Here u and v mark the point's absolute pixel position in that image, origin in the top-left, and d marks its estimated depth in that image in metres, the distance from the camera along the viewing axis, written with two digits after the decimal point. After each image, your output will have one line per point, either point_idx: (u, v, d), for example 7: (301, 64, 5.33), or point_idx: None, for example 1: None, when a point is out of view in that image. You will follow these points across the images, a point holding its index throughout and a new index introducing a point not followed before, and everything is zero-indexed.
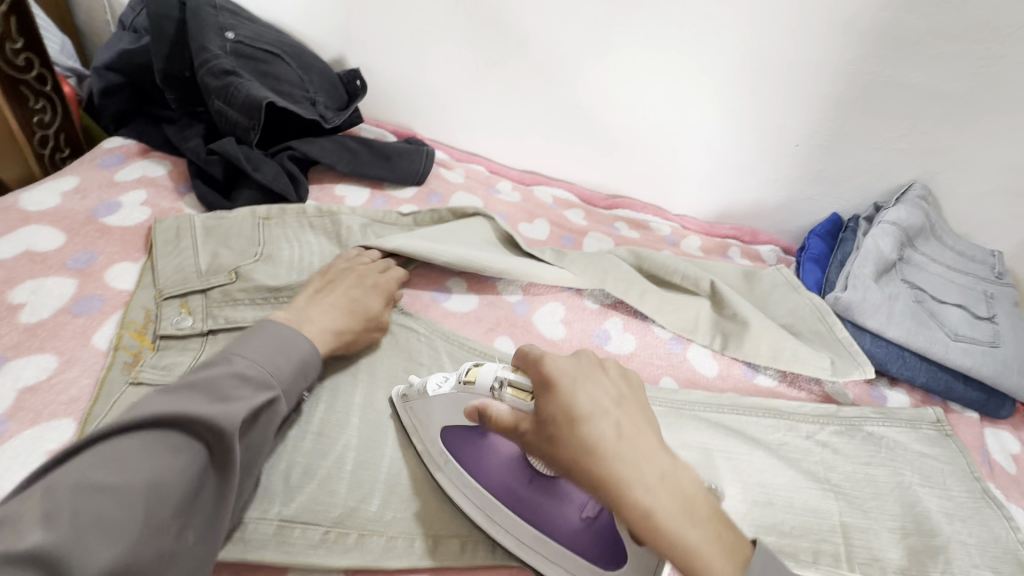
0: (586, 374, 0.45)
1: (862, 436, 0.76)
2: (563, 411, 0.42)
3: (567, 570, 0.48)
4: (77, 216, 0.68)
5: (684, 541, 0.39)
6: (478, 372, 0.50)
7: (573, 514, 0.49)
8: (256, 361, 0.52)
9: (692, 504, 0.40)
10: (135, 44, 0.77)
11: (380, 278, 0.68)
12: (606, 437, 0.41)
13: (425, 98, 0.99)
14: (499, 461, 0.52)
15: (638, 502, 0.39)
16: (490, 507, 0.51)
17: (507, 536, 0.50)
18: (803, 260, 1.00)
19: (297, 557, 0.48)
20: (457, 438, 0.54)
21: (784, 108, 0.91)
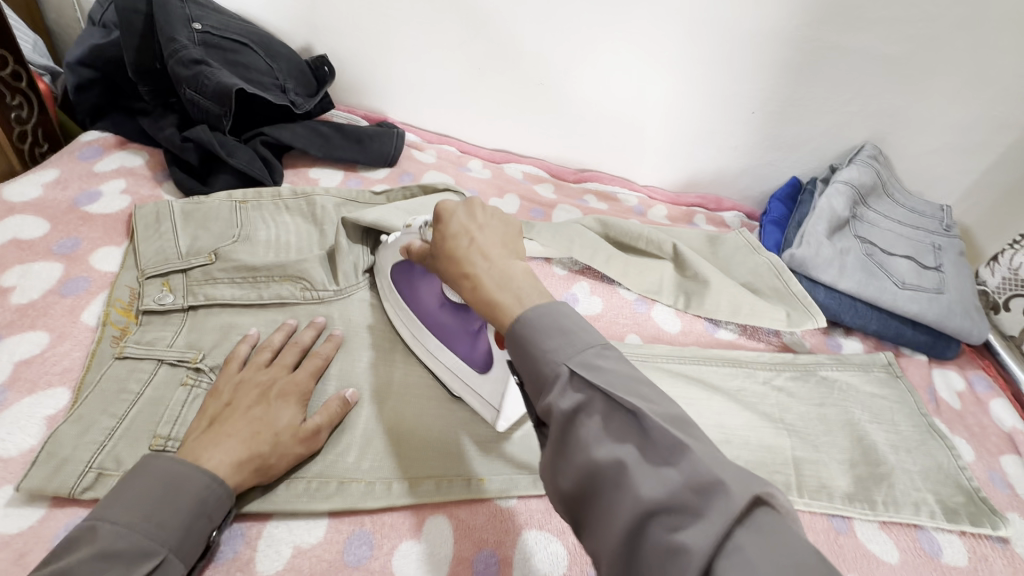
0: (464, 212, 0.50)
1: (816, 380, 0.81)
2: (438, 237, 0.50)
3: (458, 375, 0.62)
4: (60, 205, 0.71)
5: (503, 308, 0.43)
6: (415, 222, 0.63)
7: (468, 335, 0.62)
8: (132, 524, 0.42)
9: (519, 281, 0.44)
10: (105, 39, 0.79)
11: (291, 379, 0.57)
12: (464, 242, 0.48)
13: (394, 83, 1.02)
14: (429, 291, 0.63)
15: (467, 283, 0.46)
16: (411, 324, 0.65)
17: (423, 352, 0.65)
18: (765, 223, 1.05)
19: (280, 506, 0.51)
20: (399, 272, 0.66)
21: (738, 78, 0.95)
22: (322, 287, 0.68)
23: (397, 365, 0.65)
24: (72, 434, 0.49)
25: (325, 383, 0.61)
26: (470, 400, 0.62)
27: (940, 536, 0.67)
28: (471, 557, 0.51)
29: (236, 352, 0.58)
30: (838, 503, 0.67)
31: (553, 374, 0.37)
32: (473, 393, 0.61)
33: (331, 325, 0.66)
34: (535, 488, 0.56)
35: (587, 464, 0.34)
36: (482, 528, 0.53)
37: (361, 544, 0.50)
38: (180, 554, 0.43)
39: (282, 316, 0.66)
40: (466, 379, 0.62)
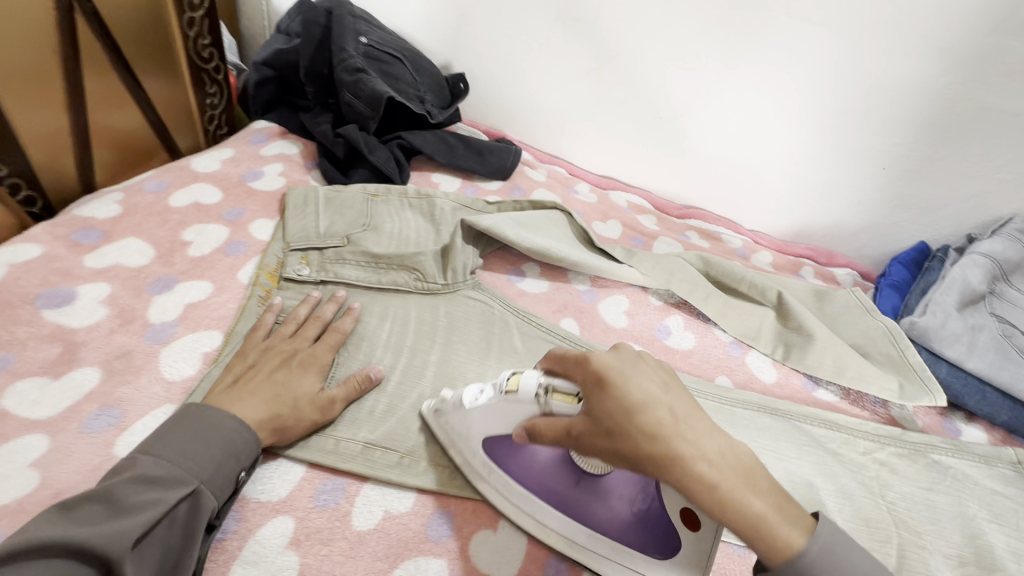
0: (633, 368, 0.43)
1: (925, 462, 0.73)
2: (618, 414, 0.41)
3: (629, 567, 0.50)
4: (232, 179, 0.83)
5: (759, 522, 0.39)
6: (521, 384, 0.47)
7: (624, 514, 0.50)
8: (168, 455, 0.46)
9: (765, 486, 0.41)
10: (287, 45, 0.92)
11: (310, 350, 0.60)
12: (665, 418, 0.40)
13: (519, 105, 1.09)
14: (545, 460, 0.53)
15: (708, 484, 0.39)
16: (540, 511, 0.52)
17: (590, 551, 0.51)
18: (881, 286, 0.98)
19: (375, 472, 0.54)
20: (499, 447, 0.52)
21: (872, 131, 0.91)
22: (433, 279, 0.74)
23: (490, 366, 0.67)
24: (220, 373, 0.56)
25: (426, 369, 0.65)
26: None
27: None
28: (541, 561, 0.52)
29: (257, 325, 0.62)
30: None
31: None
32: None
33: (434, 306, 0.72)
34: None
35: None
36: None
37: (441, 523, 0.52)
38: (212, 486, 0.46)
39: (396, 302, 0.72)
40: (640, 567, 0.50)
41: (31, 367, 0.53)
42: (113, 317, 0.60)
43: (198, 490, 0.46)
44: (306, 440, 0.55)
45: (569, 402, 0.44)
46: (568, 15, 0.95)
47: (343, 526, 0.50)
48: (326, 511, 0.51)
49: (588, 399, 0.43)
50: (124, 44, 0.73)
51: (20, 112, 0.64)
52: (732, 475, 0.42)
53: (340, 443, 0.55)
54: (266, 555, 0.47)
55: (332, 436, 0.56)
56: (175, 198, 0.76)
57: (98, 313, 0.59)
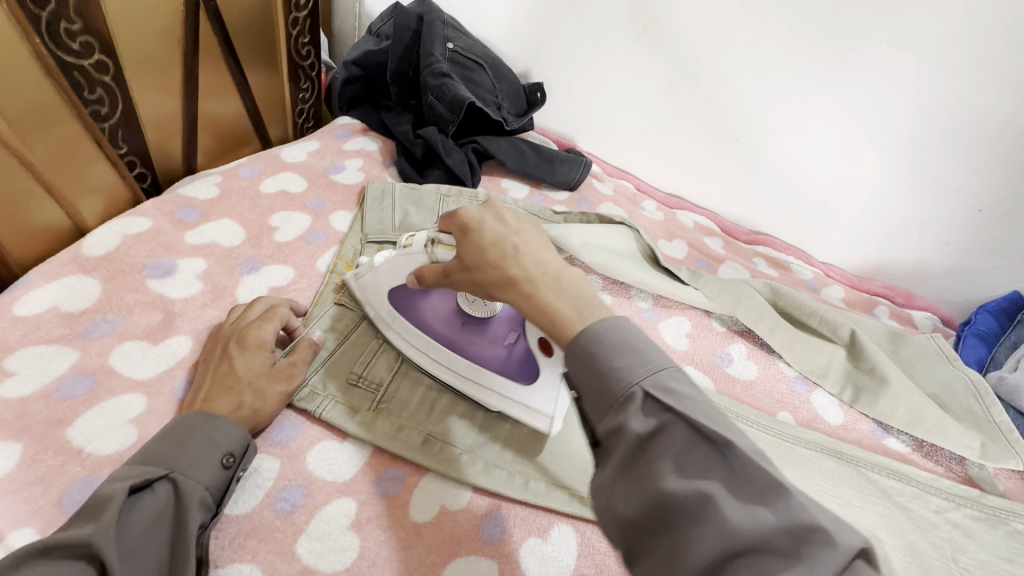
0: (494, 218, 0.49)
1: (1006, 530, 0.68)
2: (472, 244, 0.48)
3: (499, 391, 0.59)
4: (316, 171, 0.87)
5: (553, 311, 0.43)
6: (415, 240, 0.57)
7: (502, 347, 0.60)
8: (145, 459, 0.44)
9: (572, 289, 0.44)
10: (377, 46, 0.96)
11: (259, 333, 0.56)
12: (507, 249, 0.46)
13: (592, 117, 1.09)
14: (435, 308, 0.62)
15: (524, 285, 0.44)
16: (430, 347, 0.62)
17: (468, 378, 0.60)
18: (965, 334, 0.92)
19: (434, 466, 0.55)
20: (401, 297, 0.62)
21: (971, 170, 0.85)
22: None
23: None
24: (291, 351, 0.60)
25: None
26: (514, 412, 0.59)
27: None
28: None
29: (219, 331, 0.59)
30: None
31: (626, 396, 0.38)
32: (518, 404, 0.59)
33: None
34: None
35: (662, 491, 0.35)
36: (605, 553, 0.53)
37: (495, 525, 0.53)
38: (193, 475, 0.45)
39: None
40: (509, 394, 0.59)
41: (135, 330, 0.58)
42: (207, 292, 0.64)
43: (175, 477, 0.44)
44: (373, 424, 0.57)
45: (446, 248, 0.53)
46: (653, 31, 0.94)
47: (403, 515, 0.52)
48: (385, 500, 0.52)
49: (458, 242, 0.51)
50: (237, 40, 0.79)
51: (146, 98, 0.70)
52: (643, 343, 0.40)
53: (403, 432, 0.57)
54: (331, 532, 0.49)
55: (396, 425, 0.58)
56: (265, 184, 0.81)
57: (195, 287, 0.64)
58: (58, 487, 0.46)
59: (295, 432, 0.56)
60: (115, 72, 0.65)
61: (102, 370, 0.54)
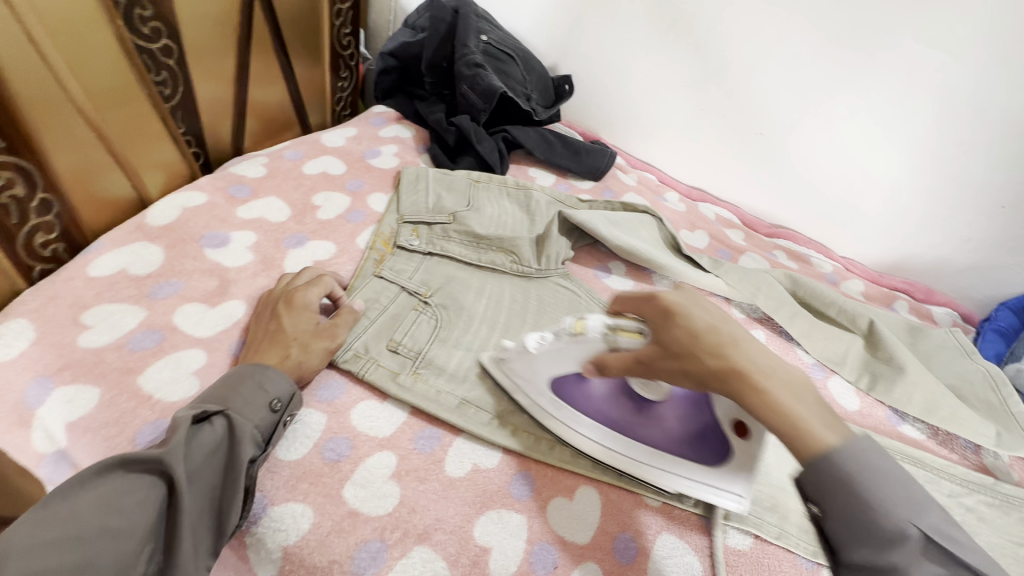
0: (690, 299, 0.48)
1: (1019, 516, 0.69)
2: (686, 330, 0.46)
3: (674, 473, 0.55)
4: (354, 155, 0.91)
5: (798, 419, 0.42)
6: (587, 323, 0.54)
7: (680, 432, 0.54)
8: (210, 395, 0.51)
9: (810, 396, 0.44)
10: (413, 38, 1.01)
11: (301, 293, 0.61)
12: (729, 339, 0.45)
13: (618, 110, 1.12)
14: (611, 399, 0.57)
15: (765, 381, 0.43)
16: (619, 445, 0.57)
17: (678, 477, 0.55)
18: (984, 330, 0.93)
19: (467, 428, 0.59)
20: (566, 386, 0.59)
21: (995, 166, 0.86)
22: (527, 264, 0.79)
23: None
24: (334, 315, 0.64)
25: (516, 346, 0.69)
26: (704, 493, 0.54)
27: None
28: (613, 534, 0.54)
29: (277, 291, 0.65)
30: None
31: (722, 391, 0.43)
32: (709, 487, 0.54)
33: (527, 290, 0.77)
34: (682, 501, 0.57)
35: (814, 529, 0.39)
36: (627, 514, 0.56)
37: (523, 483, 0.56)
38: (242, 415, 0.50)
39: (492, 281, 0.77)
40: (699, 479, 0.54)
41: (193, 293, 0.63)
42: (258, 262, 0.69)
43: (229, 413, 0.49)
44: (412, 386, 0.61)
45: (632, 337, 0.51)
46: (681, 26, 0.97)
47: (438, 469, 0.55)
48: (422, 455, 0.56)
49: (660, 328, 0.48)
50: (287, 29, 0.84)
51: (205, 81, 0.75)
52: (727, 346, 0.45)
53: (439, 396, 0.61)
54: (373, 481, 0.53)
55: (432, 389, 0.61)
56: (307, 166, 0.86)
57: (247, 257, 0.68)
58: (131, 428, 0.51)
59: (339, 391, 0.60)
60: (179, 56, 0.70)
61: (166, 328, 0.59)
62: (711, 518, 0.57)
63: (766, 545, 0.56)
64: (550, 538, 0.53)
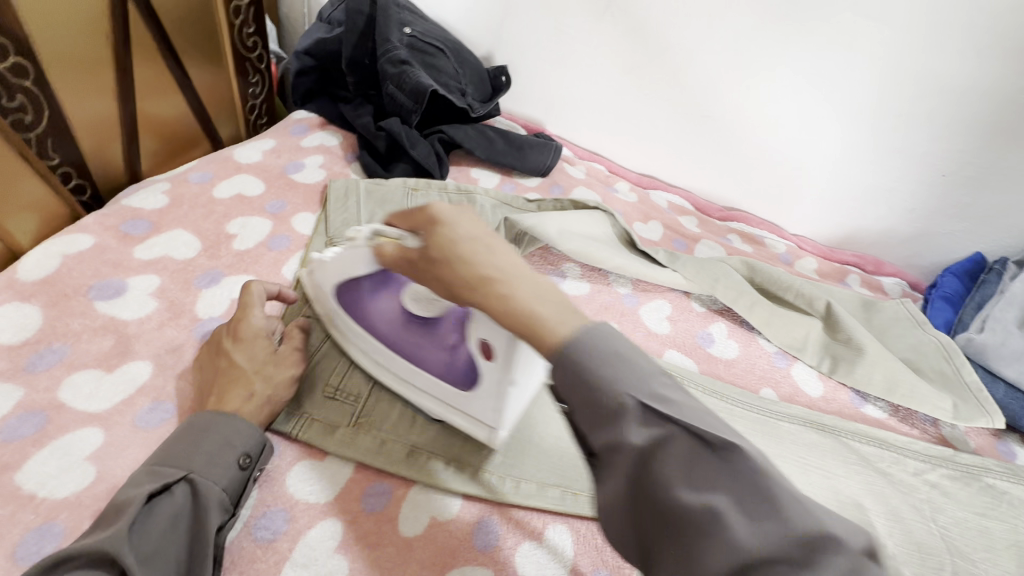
0: (456, 208, 0.43)
1: (979, 486, 0.71)
2: (439, 242, 0.42)
3: (438, 399, 0.57)
4: (273, 171, 0.82)
5: (534, 318, 0.38)
6: (358, 234, 0.52)
7: (445, 351, 0.54)
8: (167, 456, 0.45)
9: (558, 294, 0.39)
10: (330, 34, 0.91)
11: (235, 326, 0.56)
12: (482, 250, 0.40)
13: (561, 99, 1.07)
14: (382, 313, 0.58)
15: (501, 290, 0.39)
16: (375, 347, 0.59)
17: (408, 384, 0.58)
18: (933, 297, 0.94)
19: (422, 478, 0.53)
20: (347, 295, 0.59)
21: (935, 137, 0.86)
22: None
23: None
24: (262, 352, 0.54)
25: None
26: (458, 419, 0.56)
27: None
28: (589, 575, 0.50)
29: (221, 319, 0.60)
30: None
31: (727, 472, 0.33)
32: (462, 412, 0.55)
33: None
34: None
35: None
36: (602, 550, 0.52)
37: (489, 532, 0.51)
38: (208, 476, 0.45)
39: None
40: (449, 402, 0.56)
41: (85, 358, 0.54)
42: (164, 310, 0.60)
43: (191, 478, 0.44)
44: (355, 440, 0.55)
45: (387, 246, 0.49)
46: (617, 8, 0.91)
47: (393, 529, 0.50)
48: (373, 517, 0.50)
49: (420, 235, 0.45)
50: (173, 33, 0.73)
51: (76, 100, 0.65)
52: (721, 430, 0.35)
53: (387, 444, 0.55)
54: (317, 557, 0.47)
55: (379, 438, 0.56)
56: (218, 189, 0.76)
57: (149, 306, 0.60)
58: (11, 539, 0.42)
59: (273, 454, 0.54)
60: (35, 73, 0.60)
61: (51, 406, 0.50)
62: None
63: None
64: None
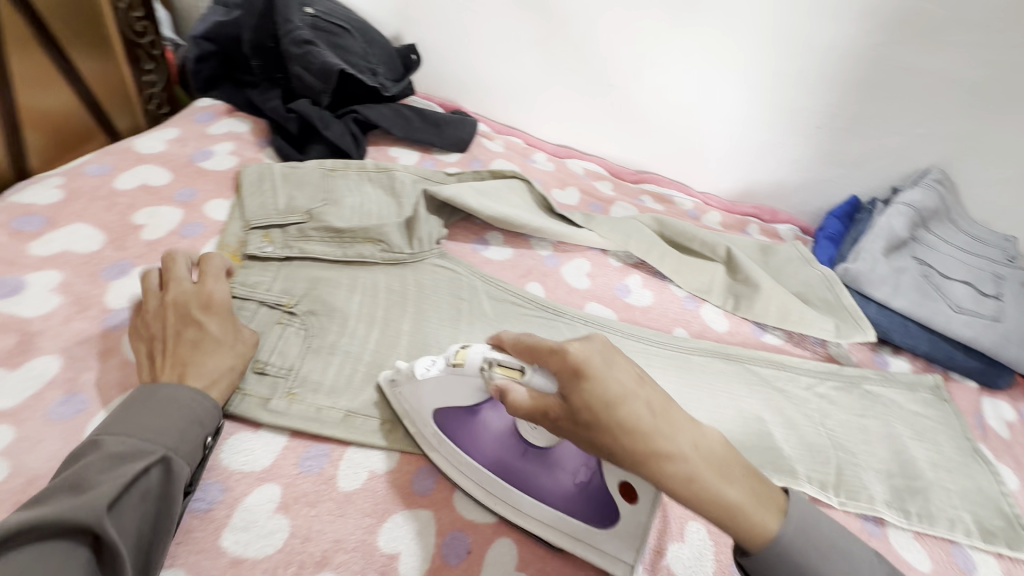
0: (604, 357, 0.41)
1: (859, 393, 0.82)
2: (591, 400, 0.40)
3: (547, 524, 0.52)
4: (180, 160, 0.79)
5: (724, 500, 0.42)
6: (467, 357, 0.49)
7: (571, 485, 0.51)
8: (131, 429, 0.47)
9: (736, 469, 0.44)
10: (227, 16, 0.88)
11: (164, 303, 0.57)
12: (642, 411, 0.41)
13: (473, 75, 1.09)
14: (497, 436, 0.53)
15: (678, 466, 0.41)
16: (486, 479, 0.53)
17: (499, 499, 0.53)
18: (819, 238, 1.06)
19: (358, 438, 0.56)
20: (452, 419, 0.54)
21: (808, 93, 0.96)
22: (398, 250, 0.76)
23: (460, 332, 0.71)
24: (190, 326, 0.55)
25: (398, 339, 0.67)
26: (585, 552, 0.52)
27: (974, 554, 0.68)
28: None
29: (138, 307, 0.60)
30: (876, 508, 0.68)
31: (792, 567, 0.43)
32: (591, 546, 0.52)
33: (404, 274, 0.75)
34: None
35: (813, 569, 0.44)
36: None
37: (424, 476, 0.55)
38: (180, 453, 0.47)
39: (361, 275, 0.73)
40: (579, 535, 0.51)
41: None
42: (69, 304, 0.59)
43: (168, 458, 0.46)
44: (288, 410, 0.57)
45: (508, 377, 0.46)
46: None
47: (330, 488, 0.53)
48: (311, 477, 0.53)
49: (557, 380, 0.42)
50: (52, 21, 0.70)
51: None
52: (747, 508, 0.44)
53: (320, 412, 0.57)
54: (257, 519, 0.49)
55: (312, 406, 0.58)
56: (120, 180, 0.73)
57: (52, 301, 0.59)
58: None
59: None
60: None
61: None
62: None
63: None
64: (461, 525, 0.52)
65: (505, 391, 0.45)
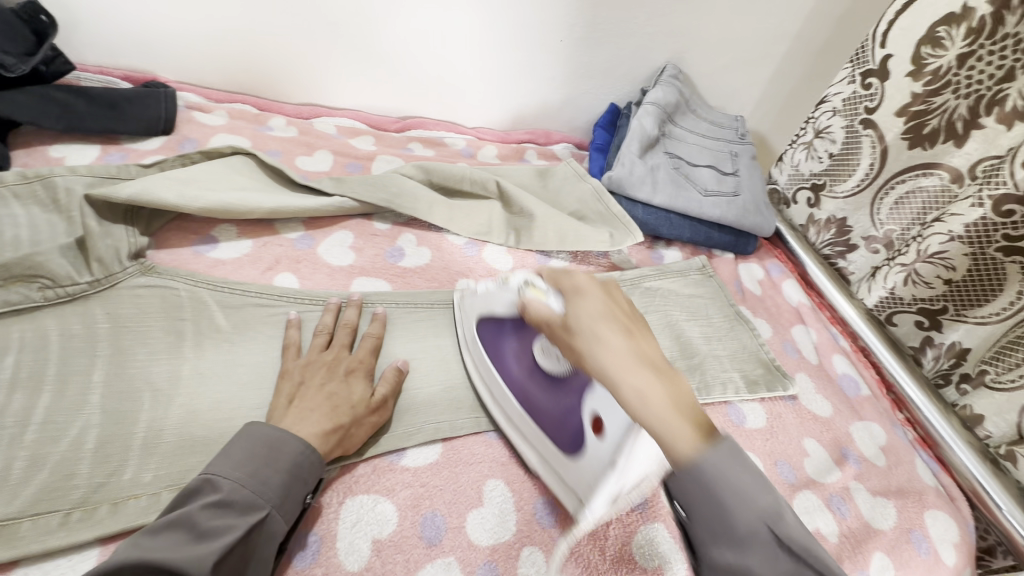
0: (604, 301, 0.49)
1: (640, 292, 0.86)
2: (574, 319, 0.49)
3: (540, 453, 0.58)
4: None
5: (662, 427, 0.40)
6: (512, 280, 0.61)
7: (561, 413, 0.57)
8: (243, 476, 0.45)
9: (682, 403, 0.40)
10: None
11: (351, 357, 0.59)
12: (605, 334, 0.46)
13: (154, 32, 0.85)
14: (519, 355, 0.61)
15: (621, 385, 0.43)
16: (496, 387, 0.62)
17: (510, 423, 0.61)
18: (592, 151, 1.07)
19: (31, 547, 0.43)
20: (486, 332, 0.64)
21: (542, 6, 0.92)
22: (69, 283, 0.57)
23: (184, 360, 0.57)
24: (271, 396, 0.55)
25: (85, 396, 0.52)
26: (550, 480, 0.56)
27: (745, 407, 0.76)
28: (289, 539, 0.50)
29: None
30: None
31: (681, 419, 0.41)
32: (556, 475, 0.56)
33: (86, 310, 0.57)
34: (359, 455, 0.56)
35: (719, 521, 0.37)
36: None
37: None
38: (281, 510, 0.46)
39: (13, 328, 0.54)
40: (549, 461, 0.56)
41: None
42: None
43: (272, 514, 0.45)
44: None
45: (539, 295, 0.55)
46: None
47: None
48: None
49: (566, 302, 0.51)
50: None
51: None
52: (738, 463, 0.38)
53: None
54: None
55: None
56: None
57: None
58: None
59: None
60: None
61: None
62: (394, 453, 0.58)
63: (454, 441, 0.61)
64: None
65: (526, 304, 0.55)
